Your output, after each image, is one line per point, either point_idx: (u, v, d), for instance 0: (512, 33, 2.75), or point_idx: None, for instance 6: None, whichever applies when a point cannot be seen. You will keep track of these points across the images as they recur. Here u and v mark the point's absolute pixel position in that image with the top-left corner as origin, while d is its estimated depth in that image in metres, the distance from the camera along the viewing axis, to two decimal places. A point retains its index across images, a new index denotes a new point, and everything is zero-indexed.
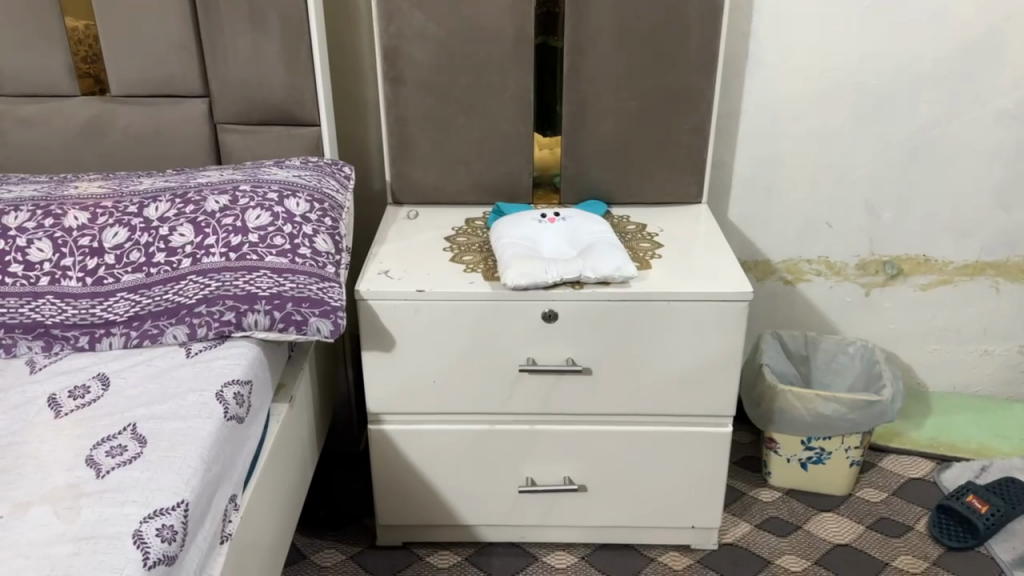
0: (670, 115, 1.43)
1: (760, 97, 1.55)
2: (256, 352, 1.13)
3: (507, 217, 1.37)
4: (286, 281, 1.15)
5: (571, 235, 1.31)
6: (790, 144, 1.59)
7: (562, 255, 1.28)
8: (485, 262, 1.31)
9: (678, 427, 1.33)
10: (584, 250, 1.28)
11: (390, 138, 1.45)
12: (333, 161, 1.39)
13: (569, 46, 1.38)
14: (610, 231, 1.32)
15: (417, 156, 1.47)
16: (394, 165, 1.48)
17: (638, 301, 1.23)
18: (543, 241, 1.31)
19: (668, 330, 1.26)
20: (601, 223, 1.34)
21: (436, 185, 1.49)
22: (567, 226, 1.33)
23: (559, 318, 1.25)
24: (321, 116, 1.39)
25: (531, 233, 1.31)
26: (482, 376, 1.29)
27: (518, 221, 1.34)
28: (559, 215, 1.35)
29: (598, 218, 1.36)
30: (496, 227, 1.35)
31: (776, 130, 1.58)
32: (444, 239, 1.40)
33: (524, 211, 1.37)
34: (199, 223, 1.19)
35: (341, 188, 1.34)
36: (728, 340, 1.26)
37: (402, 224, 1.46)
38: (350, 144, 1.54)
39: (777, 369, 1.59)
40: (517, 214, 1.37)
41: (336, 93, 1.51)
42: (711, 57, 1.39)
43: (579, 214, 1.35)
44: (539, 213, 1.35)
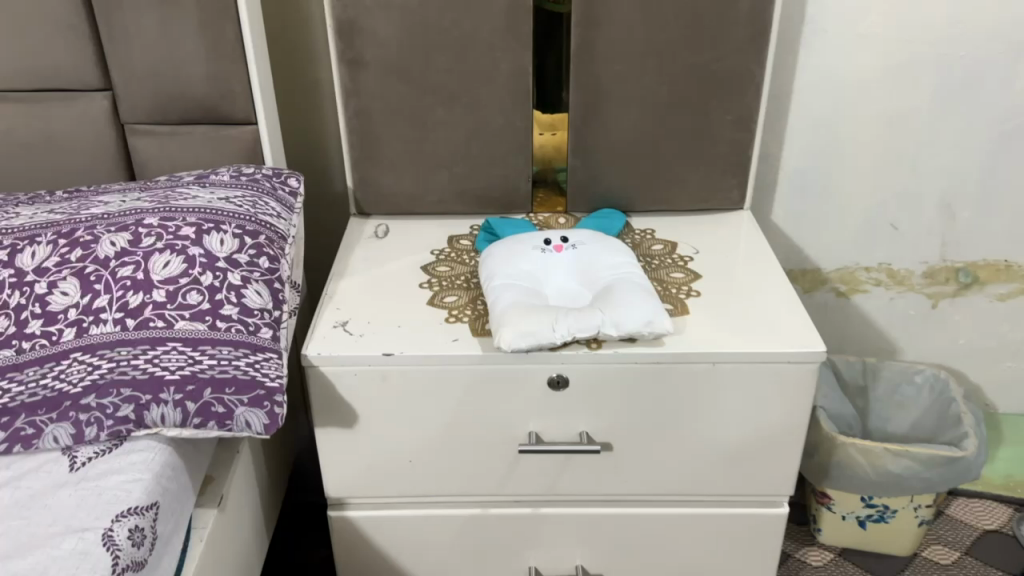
0: (707, 103, 1.12)
1: (818, 72, 1.23)
2: (166, 456, 0.85)
3: (499, 243, 1.06)
4: (202, 357, 0.86)
5: (582, 270, 1.02)
6: (852, 130, 1.28)
7: (572, 299, 0.99)
8: (473, 304, 1.02)
9: (720, 508, 1.05)
10: (600, 292, 0.98)
11: (350, 135, 1.14)
12: (275, 170, 1.09)
13: (579, 15, 1.06)
14: (634, 261, 1.03)
15: (386, 156, 1.16)
16: (358, 168, 1.17)
17: (673, 364, 0.94)
18: (546, 278, 1.01)
19: (710, 397, 0.97)
20: (624, 251, 1.04)
21: (412, 193, 1.18)
22: (578, 258, 1.03)
23: (569, 385, 0.96)
24: (259, 112, 1.08)
25: (530, 268, 1.01)
26: (472, 453, 1.01)
27: (514, 251, 1.03)
28: (567, 241, 1.05)
29: (619, 242, 1.06)
30: (484, 258, 1.04)
31: (835, 113, 1.26)
32: (421, 268, 1.10)
33: (522, 235, 1.07)
34: (88, 275, 0.89)
35: (283, 210, 1.04)
36: (787, 408, 0.98)
37: (369, 245, 1.16)
38: (303, 138, 1.23)
39: (830, 407, 1.32)
40: (513, 239, 1.07)
41: (281, 74, 1.19)
42: (763, 26, 1.07)
43: (594, 239, 1.05)
44: (542, 240, 1.05)
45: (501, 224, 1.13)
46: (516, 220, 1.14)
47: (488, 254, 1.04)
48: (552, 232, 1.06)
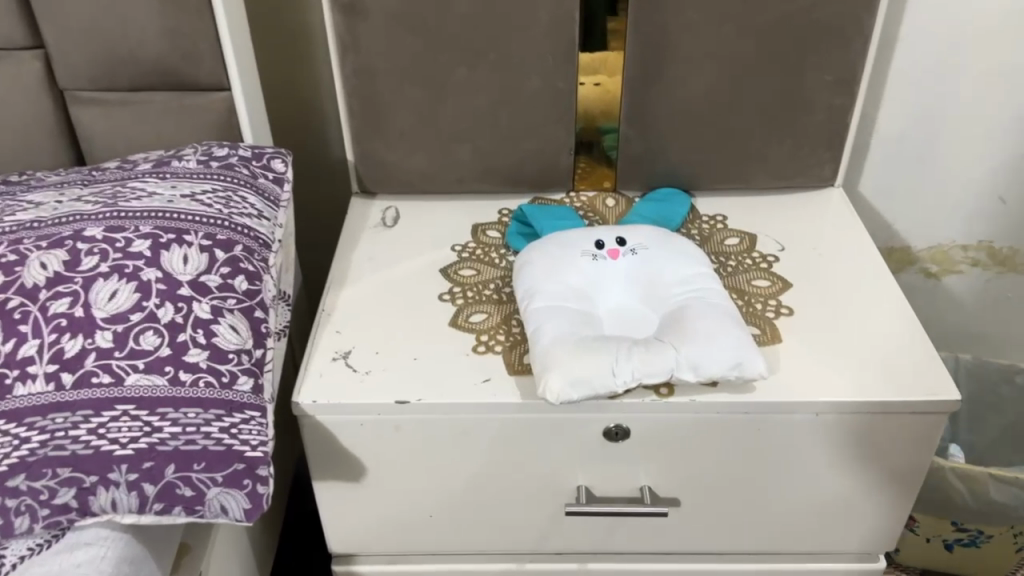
0: (800, 59, 0.88)
1: (931, 14, 0.99)
2: (121, 549, 0.66)
3: (538, 244, 0.85)
4: (162, 423, 0.66)
5: (646, 285, 0.81)
6: (965, 85, 1.04)
7: (635, 327, 0.78)
8: (507, 328, 0.81)
9: (803, 565, 0.88)
10: (671, 319, 0.77)
11: (350, 99, 0.91)
12: (255, 148, 0.86)
13: None
14: (711, 272, 0.81)
15: (395, 126, 0.93)
16: (360, 139, 0.94)
17: (763, 414, 0.74)
18: (599, 296, 0.80)
19: (805, 451, 0.77)
20: (698, 257, 0.82)
21: (429, 170, 0.96)
22: (640, 269, 0.82)
23: (630, 437, 0.76)
24: (233, 76, 0.85)
25: (580, 284, 0.80)
26: (507, 509, 0.82)
27: (558, 258, 0.82)
28: (626, 245, 0.83)
29: (690, 242, 0.84)
30: (519, 266, 0.83)
31: (946, 64, 1.02)
32: (441, 270, 0.89)
33: (567, 232, 0.85)
34: (11, 313, 0.68)
35: (266, 204, 0.82)
36: (899, 462, 0.78)
37: (376, 237, 0.94)
38: (294, 98, 1.00)
39: None
40: (555, 238, 0.85)
41: (262, 20, 0.95)
42: None
43: (660, 241, 0.83)
44: (594, 243, 0.83)
45: (539, 215, 0.91)
46: (557, 210, 0.92)
47: (523, 263, 0.83)
48: (606, 231, 0.85)
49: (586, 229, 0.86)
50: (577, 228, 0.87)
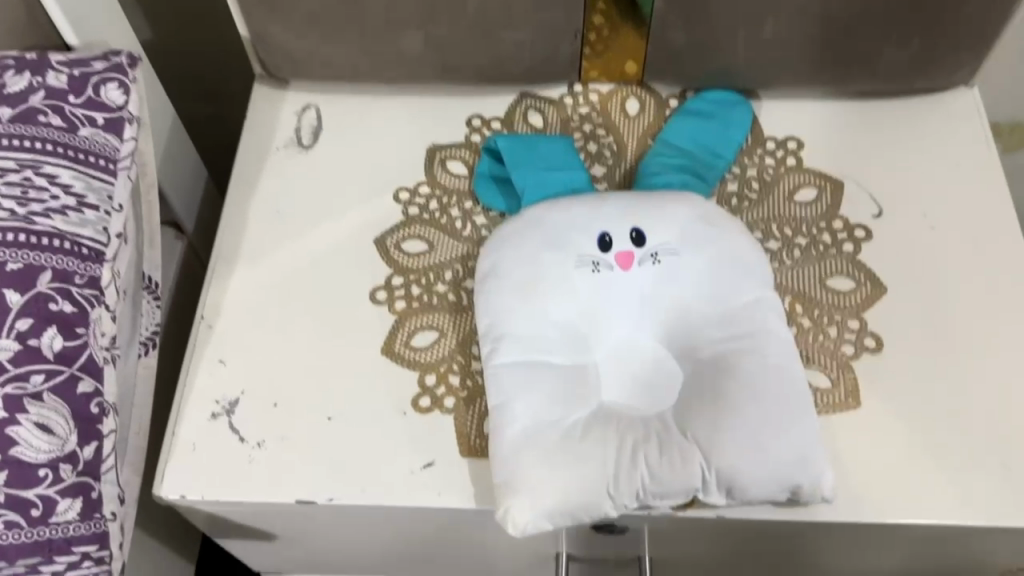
0: None
1: None
2: None
3: (515, 231, 0.57)
4: None
5: (669, 316, 0.55)
6: None
7: (648, 393, 0.54)
8: (463, 365, 0.57)
9: None
10: (700, 390, 0.52)
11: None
12: (74, 70, 0.56)
13: None
14: (769, 297, 0.54)
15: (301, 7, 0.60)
16: (254, 22, 0.62)
17: (815, 528, 0.53)
18: (600, 331, 0.55)
19: (863, 550, 0.56)
20: (752, 272, 0.55)
21: (362, 65, 0.64)
22: (663, 289, 0.55)
23: (627, 531, 0.56)
24: None
25: (572, 315, 0.54)
26: (465, 562, 0.64)
27: (540, 269, 0.55)
28: (645, 244, 0.55)
29: (744, 235, 0.56)
30: (484, 272, 0.56)
31: None
32: (377, 240, 0.62)
33: (558, 210, 0.57)
34: None
35: (93, 177, 0.53)
36: (991, 560, 0.58)
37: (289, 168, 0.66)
38: None
39: None
40: (539, 221, 0.57)
41: None
42: None
43: (697, 239, 0.55)
44: (597, 241, 0.55)
45: (521, 159, 0.61)
46: (549, 149, 0.62)
47: (489, 270, 0.56)
48: (617, 214, 0.56)
49: (587, 204, 0.57)
50: (575, 197, 0.58)
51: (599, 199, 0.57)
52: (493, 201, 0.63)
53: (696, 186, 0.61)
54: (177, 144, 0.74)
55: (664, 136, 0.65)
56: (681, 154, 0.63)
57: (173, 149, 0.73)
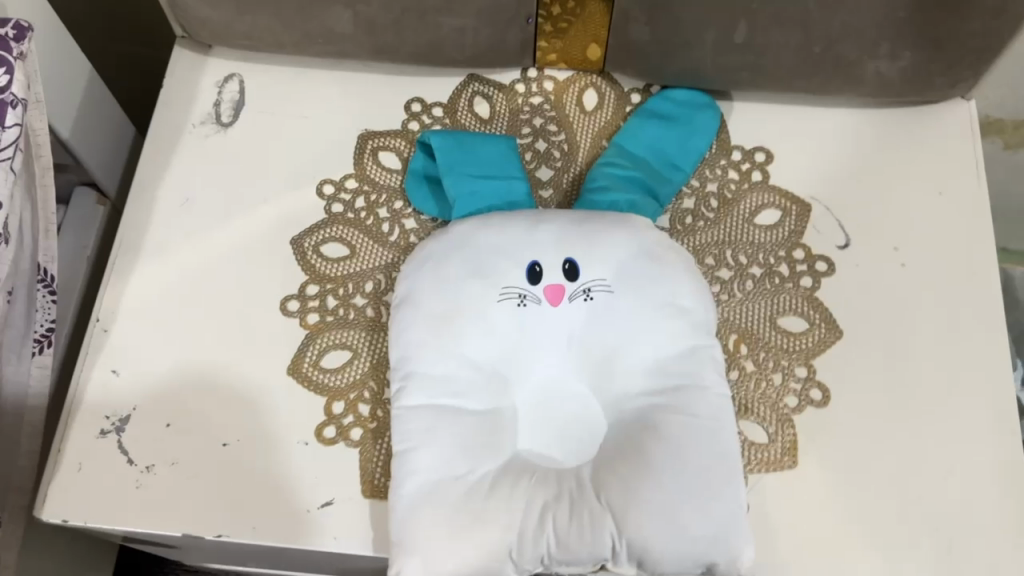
0: None
1: None
2: None
3: (438, 250, 0.51)
4: None
5: (597, 358, 0.50)
6: None
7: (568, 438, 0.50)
8: (374, 392, 0.52)
9: None
10: (622, 445, 0.48)
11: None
12: None
13: None
14: (708, 347, 0.50)
15: None
16: None
17: None
18: (520, 371, 0.50)
19: None
20: (691, 317, 0.50)
21: (289, 40, 0.57)
22: (593, 330, 0.50)
23: None
24: None
25: (491, 353, 0.49)
26: None
27: (460, 298, 0.49)
28: (578, 278, 0.50)
29: (687, 272, 0.51)
30: (401, 296, 0.51)
31: None
32: (294, 240, 0.56)
33: (487, 229, 0.51)
34: None
35: None
36: None
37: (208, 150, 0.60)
38: None
39: None
40: (465, 241, 0.51)
41: None
42: None
43: (635, 275, 0.50)
44: (525, 270, 0.50)
45: (457, 160, 0.56)
46: (489, 150, 0.56)
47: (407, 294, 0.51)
48: (550, 240, 0.51)
49: (520, 224, 0.51)
50: (508, 213, 0.52)
51: (534, 218, 0.52)
52: (426, 203, 0.57)
53: (646, 204, 0.55)
54: (96, 104, 0.67)
55: (620, 140, 0.58)
56: (636, 165, 0.57)
57: (91, 110, 0.67)
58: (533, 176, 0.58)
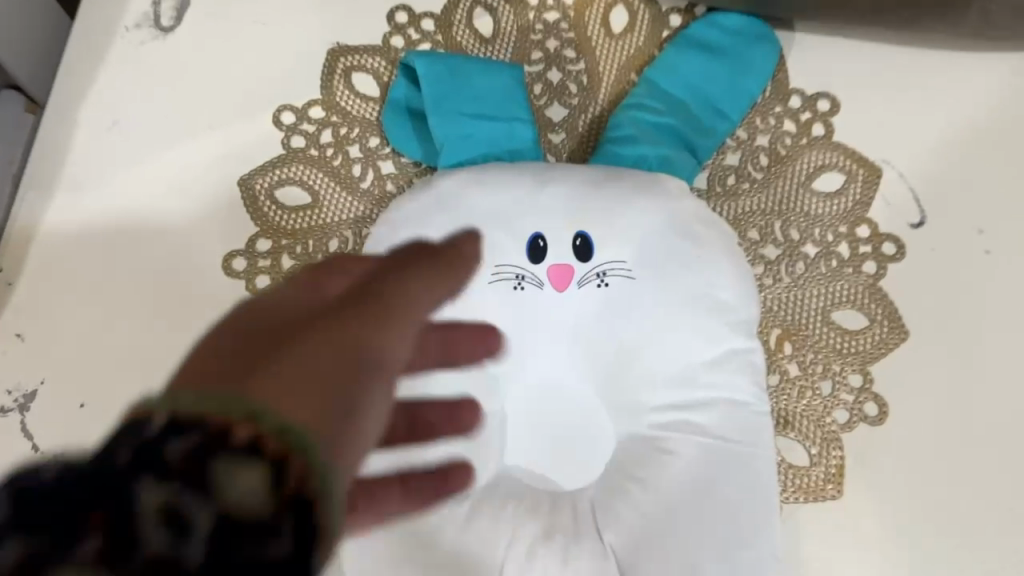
0: None
1: None
2: None
3: (419, 210, 0.41)
4: None
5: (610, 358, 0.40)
6: None
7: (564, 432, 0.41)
8: None
9: None
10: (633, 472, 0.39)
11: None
12: None
13: None
14: (748, 352, 0.40)
15: None
16: None
17: None
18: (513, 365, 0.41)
19: None
20: (730, 315, 0.40)
21: None
22: (607, 324, 0.40)
23: None
24: None
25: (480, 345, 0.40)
26: None
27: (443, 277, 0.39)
28: (591, 258, 0.40)
29: (729, 256, 0.40)
30: None
31: None
32: (243, 180, 0.46)
33: (482, 187, 0.41)
34: None
35: None
36: None
37: (145, 61, 0.48)
38: None
39: None
40: (452, 201, 0.41)
41: None
42: None
43: (662, 258, 0.40)
44: (525, 244, 0.40)
45: (451, 96, 0.45)
46: (489, 85, 0.45)
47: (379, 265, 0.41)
48: (559, 206, 0.40)
49: (521, 184, 0.41)
50: (508, 165, 0.42)
51: (540, 174, 0.41)
52: (412, 147, 0.46)
53: (680, 159, 0.44)
54: None
55: (652, 76, 0.47)
56: (671, 109, 0.46)
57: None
58: (542, 116, 0.47)
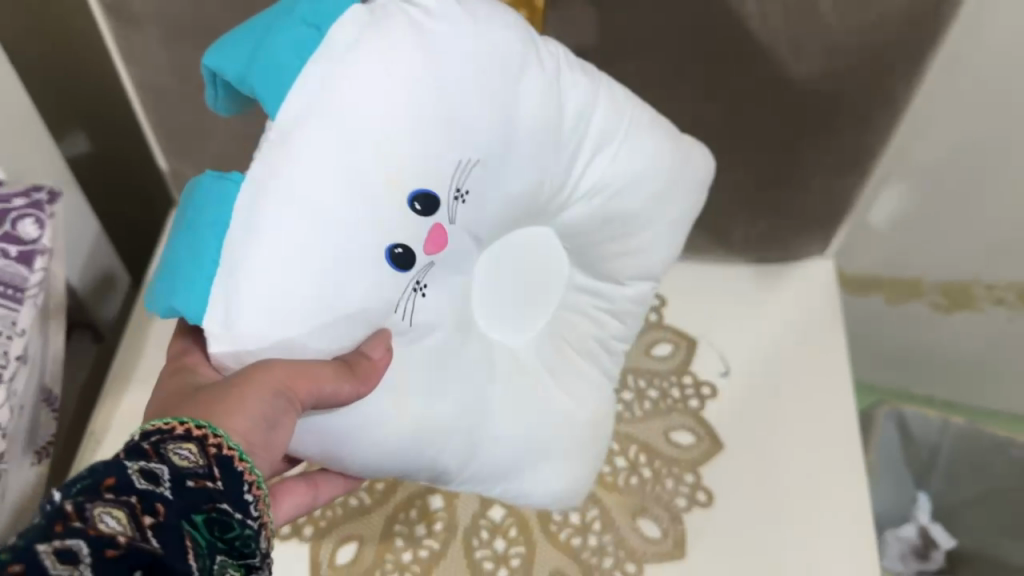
0: (795, 137, 0.60)
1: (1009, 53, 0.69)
2: None
3: (249, 262, 0.36)
4: None
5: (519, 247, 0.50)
6: None
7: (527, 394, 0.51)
8: (324, 495, 0.62)
9: None
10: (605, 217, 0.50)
11: (157, 127, 0.65)
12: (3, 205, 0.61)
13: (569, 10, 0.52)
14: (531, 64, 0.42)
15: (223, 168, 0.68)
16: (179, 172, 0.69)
17: None
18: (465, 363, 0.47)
19: None
20: (511, 68, 0.41)
21: None
22: (474, 213, 0.43)
23: None
24: None
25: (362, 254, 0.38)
26: None
27: (343, 304, 0.39)
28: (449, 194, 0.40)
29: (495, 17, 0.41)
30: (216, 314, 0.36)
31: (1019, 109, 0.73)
32: None
33: (301, 162, 0.36)
34: None
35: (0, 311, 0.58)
36: None
37: None
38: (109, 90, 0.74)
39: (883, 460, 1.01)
40: (270, 211, 0.36)
41: None
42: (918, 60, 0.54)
43: (484, 85, 0.39)
44: (384, 256, 0.39)
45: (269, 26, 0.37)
46: None
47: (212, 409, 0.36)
48: (372, 165, 0.37)
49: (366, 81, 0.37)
50: (276, 134, 0.36)
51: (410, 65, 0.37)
52: (178, 311, 0.36)
53: (330, 12, 0.37)
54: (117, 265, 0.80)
55: (224, 46, 0.36)
56: (285, 27, 0.36)
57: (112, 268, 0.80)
58: None
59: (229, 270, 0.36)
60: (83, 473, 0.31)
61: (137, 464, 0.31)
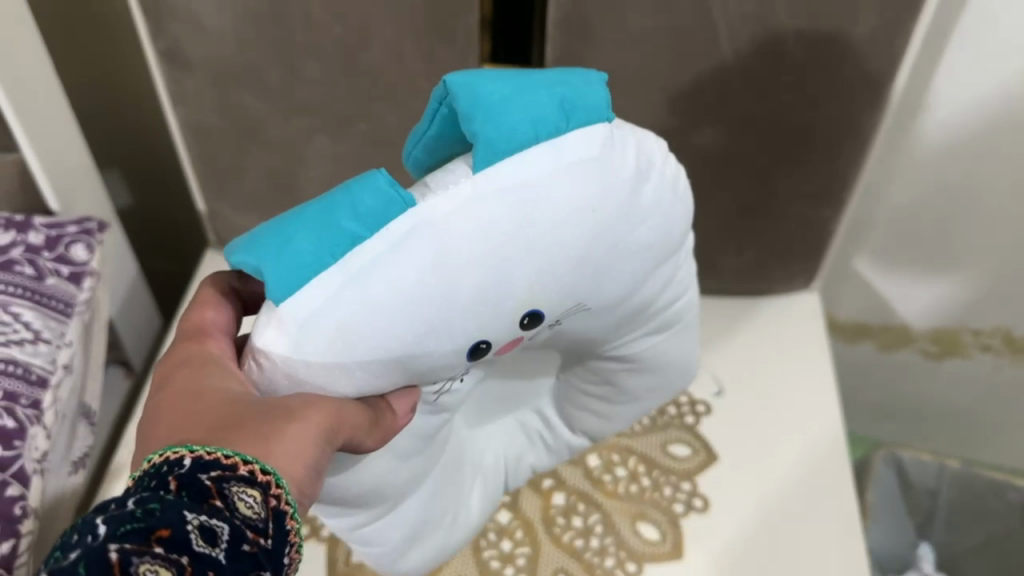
0: (771, 168, 0.66)
1: (965, 104, 0.76)
2: None
3: (373, 288, 0.35)
4: None
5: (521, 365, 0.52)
6: (1002, 180, 0.82)
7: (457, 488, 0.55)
8: None
9: None
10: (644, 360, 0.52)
11: (201, 170, 0.72)
12: (56, 232, 0.67)
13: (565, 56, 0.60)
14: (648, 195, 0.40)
15: (256, 206, 0.75)
16: (218, 213, 0.77)
17: None
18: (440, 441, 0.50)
19: None
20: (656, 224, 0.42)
21: None
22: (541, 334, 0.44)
23: None
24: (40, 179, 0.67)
25: (458, 333, 0.38)
26: None
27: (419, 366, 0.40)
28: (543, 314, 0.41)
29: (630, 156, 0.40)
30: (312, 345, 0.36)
31: (980, 156, 0.80)
32: None
33: (463, 225, 0.36)
34: None
35: (49, 323, 0.64)
36: None
37: None
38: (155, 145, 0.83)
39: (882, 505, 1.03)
40: (411, 255, 0.35)
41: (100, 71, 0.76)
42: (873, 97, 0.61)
43: (586, 235, 0.38)
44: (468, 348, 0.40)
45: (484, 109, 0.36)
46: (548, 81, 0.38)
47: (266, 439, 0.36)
48: (486, 274, 0.37)
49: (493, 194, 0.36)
50: (453, 185, 0.36)
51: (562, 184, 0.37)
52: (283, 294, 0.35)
53: (583, 103, 0.38)
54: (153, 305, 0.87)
55: (466, 80, 0.36)
56: (531, 91, 0.37)
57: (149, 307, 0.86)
58: None
59: (356, 280, 0.35)
60: (149, 507, 0.31)
61: (197, 519, 0.31)
